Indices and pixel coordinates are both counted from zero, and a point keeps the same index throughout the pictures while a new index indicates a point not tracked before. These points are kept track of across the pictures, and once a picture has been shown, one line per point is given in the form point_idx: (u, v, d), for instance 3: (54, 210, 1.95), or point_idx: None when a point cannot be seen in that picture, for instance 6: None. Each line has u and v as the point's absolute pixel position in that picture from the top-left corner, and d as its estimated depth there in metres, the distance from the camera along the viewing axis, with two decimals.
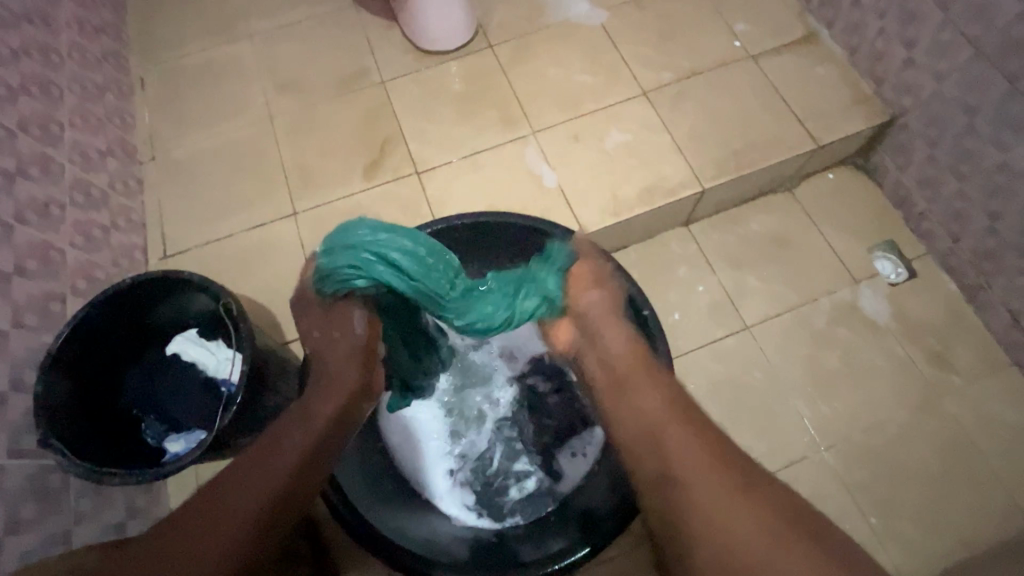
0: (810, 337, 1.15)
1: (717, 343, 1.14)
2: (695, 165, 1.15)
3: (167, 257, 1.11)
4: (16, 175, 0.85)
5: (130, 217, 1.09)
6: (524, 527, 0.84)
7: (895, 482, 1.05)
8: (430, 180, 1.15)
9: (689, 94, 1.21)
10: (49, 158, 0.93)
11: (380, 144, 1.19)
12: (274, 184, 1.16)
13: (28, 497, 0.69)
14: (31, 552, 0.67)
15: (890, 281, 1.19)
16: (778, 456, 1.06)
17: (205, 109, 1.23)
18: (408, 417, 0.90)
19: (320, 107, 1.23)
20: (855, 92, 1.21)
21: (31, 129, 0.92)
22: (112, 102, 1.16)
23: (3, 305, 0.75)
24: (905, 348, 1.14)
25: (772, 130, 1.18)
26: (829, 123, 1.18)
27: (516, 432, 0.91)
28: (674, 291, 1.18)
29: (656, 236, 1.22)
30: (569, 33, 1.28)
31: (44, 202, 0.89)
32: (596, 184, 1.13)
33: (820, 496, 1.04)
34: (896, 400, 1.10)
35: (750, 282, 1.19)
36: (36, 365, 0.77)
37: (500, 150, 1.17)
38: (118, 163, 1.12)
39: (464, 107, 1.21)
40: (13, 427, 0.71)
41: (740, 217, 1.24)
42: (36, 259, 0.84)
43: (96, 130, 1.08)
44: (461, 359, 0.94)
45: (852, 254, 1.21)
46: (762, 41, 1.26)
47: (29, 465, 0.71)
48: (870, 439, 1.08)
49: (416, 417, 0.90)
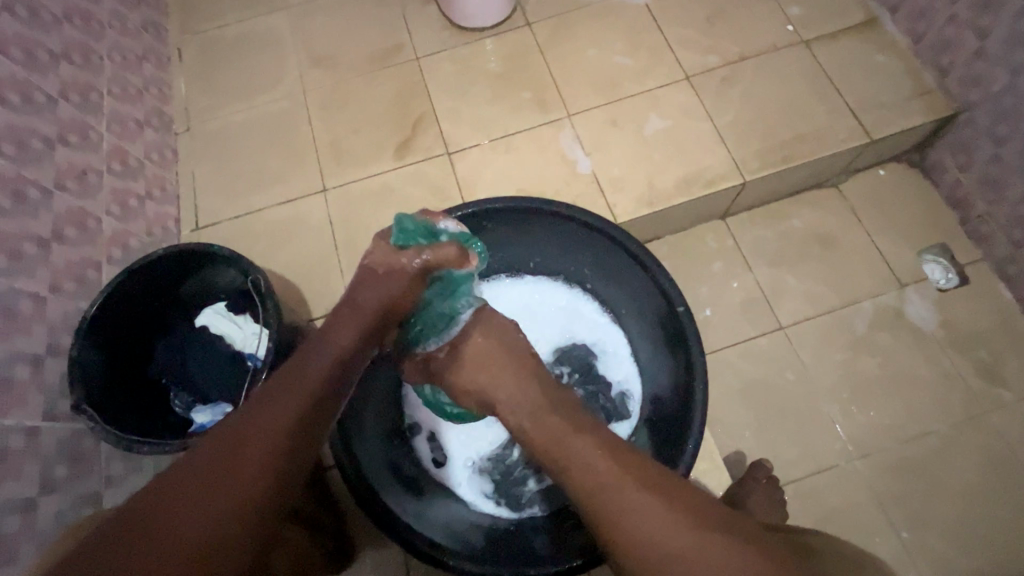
0: (849, 341, 1.09)
1: (748, 342, 1.10)
2: (737, 156, 1.10)
3: (199, 229, 1.12)
4: (56, 142, 0.86)
5: (165, 187, 1.11)
6: (541, 518, 0.83)
7: (931, 498, 1.00)
8: (461, 162, 1.13)
9: (736, 80, 1.15)
10: (87, 125, 0.94)
11: (412, 122, 1.17)
12: (305, 160, 1.16)
13: (62, 459, 0.71)
14: (63, 511, 0.69)
15: (940, 286, 1.12)
16: (806, 462, 1.02)
17: (240, 81, 1.23)
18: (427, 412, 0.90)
19: (353, 83, 1.21)
20: (917, 83, 1.13)
21: (72, 97, 0.93)
22: (150, 72, 1.17)
23: (42, 270, 0.77)
24: (951, 358, 1.08)
25: (822, 121, 1.11)
26: (884, 115, 1.11)
27: None
28: (707, 286, 1.14)
29: (692, 228, 1.18)
30: (611, 11, 1.23)
31: (83, 170, 0.90)
32: (632, 172, 1.09)
33: (849, 507, 1.00)
34: (938, 412, 1.04)
35: (787, 281, 1.14)
36: (72, 331, 0.79)
37: (534, 133, 1.14)
38: (155, 134, 1.13)
39: (500, 86, 1.18)
40: (50, 390, 0.72)
41: (781, 212, 1.19)
42: (74, 226, 0.85)
43: (134, 99, 1.09)
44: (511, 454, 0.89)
45: (900, 256, 1.15)
46: (818, 26, 1.19)
47: (63, 428, 0.73)
48: (907, 451, 1.02)
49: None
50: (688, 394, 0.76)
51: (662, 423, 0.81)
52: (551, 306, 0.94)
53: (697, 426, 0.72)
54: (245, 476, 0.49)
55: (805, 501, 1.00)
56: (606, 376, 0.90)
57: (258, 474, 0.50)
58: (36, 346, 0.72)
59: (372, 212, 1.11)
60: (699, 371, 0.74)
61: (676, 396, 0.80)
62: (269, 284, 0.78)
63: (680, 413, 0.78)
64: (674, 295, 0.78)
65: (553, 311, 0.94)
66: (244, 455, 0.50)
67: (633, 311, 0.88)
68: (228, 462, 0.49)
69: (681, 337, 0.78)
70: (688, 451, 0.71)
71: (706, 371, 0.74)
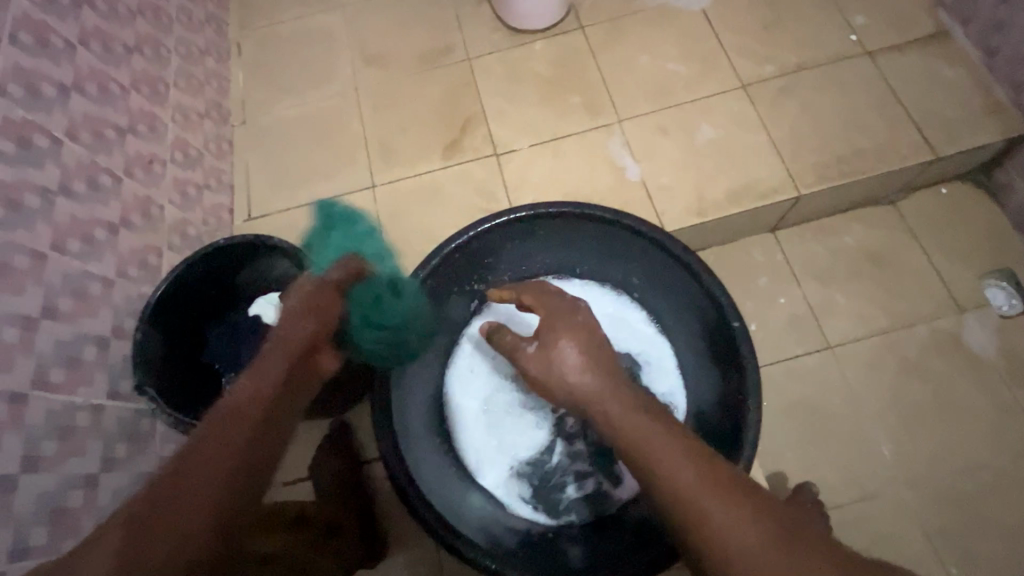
0: (901, 364, 1.05)
1: (795, 360, 1.07)
2: (792, 169, 1.07)
3: (251, 219, 1.15)
4: (126, 131, 0.89)
5: (220, 177, 1.14)
6: (578, 527, 0.83)
7: (986, 535, 0.95)
8: (508, 163, 1.13)
9: (793, 91, 1.12)
10: (154, 116, 0.98)
11: (461, 123, 1.17)
12: (355, 156, 1.18)
13: (121, 438, 0.74)
14: (121, 488, 0.72)
15: (1002, 313, 1.07)
16: (850, 488, 0.99)
17: (296, 77, 1.26)
18: (463, 415, 0.90)
19: (404, 82, 1.22)
20: (987, 100, 1.08)
21: (141, 88, 0.96)
22: (211, 65, 1.21)
23: (111, 254, 0.80)
24: (1011, 389, 1.02)
25: (883, 136, 1.08)
26: (951, 132, 1.07)
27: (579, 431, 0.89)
28: (753, 300, 1.11)
29: (739, 240, 1.16)
30: (666, 17, 1.21)
31: (149, 159, 0.93)
32: (681, 182, 1.07)
33: (896, 537, 0.95)
34: (996, 445, 0.99)
35: (838, 299, 1.10)
36: (134, 314, 0.82)
37: (582, 138, 1.13)
38: (214, 126, 1.17)
39: (550, 90, 1.18)
40: (114, 370, 0.75)
41: (833, 227, 1.15)
42: (140, 213, 0.88)
43: (196, 91, 1.13)
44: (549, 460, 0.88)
45: (959, 279, 1.10)
46: (883, 37, 1.14)
47: (123, 408, 0.75)
48: (961, 484, 0.98)
49: (486, 393, 0.91)
50: (739, 412, 0.75)
51: (709, 439, 0.80)
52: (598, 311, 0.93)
53: (748, 447, 0.70)
54: (175, 535, 0.44)
55: (847, 528, 0.96)
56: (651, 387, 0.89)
57: (188, 533, 0.45)
58: (102, 327, 0.75)
59: (417, 210, 1.12)
60: (752, 390, 0.72)
61: (724, 414, 0.79)
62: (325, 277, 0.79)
63: (729, 432, 0.77)
64: (729, 311, 0.77)
65: (598, 317, 0.93)
66: (169, 516, 0.45)
67: (683, 323, 0.87)
68: (154, 528, 0.44)
69: (733, 354, 0.77)
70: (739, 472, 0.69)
71: (759, 392, 0.72)
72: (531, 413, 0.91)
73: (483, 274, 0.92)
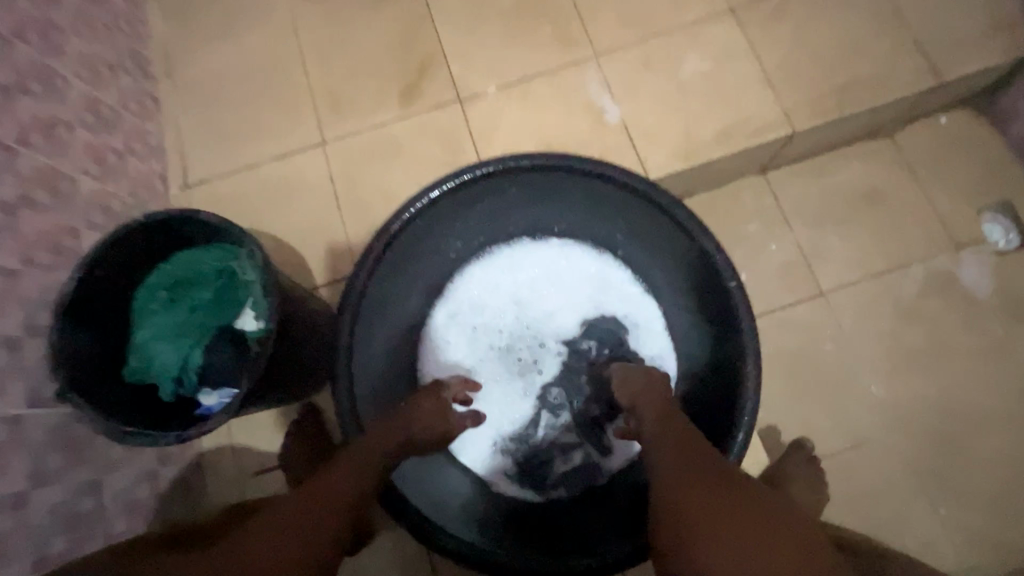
0: (894, 308, 1.01)
1: (786, 309, 1.02)
2: (786, 102, 0.97)
3: (189, 187, 1.02)
4: (14, 91, 0.75)
5: (146, 140, 1.00)
6: (568, 501, 0.79)
7: (976, 474, 0.93)
8: (473, 110, 1.01)
9: (787, 14, 1.01)
10: (51, 70, 0.83)
11: (419, 65, 1.04)
12: (301, 109, 1.04)
13: (54, 448, 0.66)
14: (59, 502, 0.65)
15: (998, 249, 1.03)
16: (841, 436, 0.96)
17: (224, 18, 1.09)
18: None
19: (350, 19, 1.07)
20: (996, 16, 0.98)
21: (28, 36, 0.80)
22: (120, 7, 1.03)
23: (12, 239, 0.68)
24: (1005, 327, 0.99)
25: (884, 62, 0.98)
26: (956, 54, 0.97)
27: (564, 401, 0.84)
28: (743, 248, 1.05)
29: (727, 184, 1.07)
30: None
31: (50, 123, 0.80)
32: (666, 123, 0.97)
33: (886, 482, 0.94)
34: (988, 384, 0.97)
35: (831, 243, 1.04)
36: (51, 306, 0.71)
37: (555, 76, 1.01)
38: (132, 80, 1.01)
39: (517, 22, 1.04)
40: (32, 374, 0.65)
41: (826, 166, 1.08)
42: (45, 189, 0.76)
43: (103, 39, 0.96)
44: (535, 433, 0.83)
45: (955, 215, 1.05)
46: None
47: (49, 416, 0.66)
48: (953, 425, 0.96)
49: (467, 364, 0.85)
50: (736, 376, 0.68)
51: (704, 406, 0.75)
52: (580, 273, 0.88)
53: (746, 419, 0.65)
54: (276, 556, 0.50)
55: (838, 476, 0.94)
56: (639, 350, 0.84)
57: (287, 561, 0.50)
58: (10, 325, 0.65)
59: (375, 168, 1.00)
60: (750, 357, 0.66)
61: (719, 381, 0.73)
62: (265, 253, 0.64)
63: (725, 402, 0.71)
64: (724, 272, 0.69)
65: (579, 280, 0.87)
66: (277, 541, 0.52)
67: (671, 280, 0.80)
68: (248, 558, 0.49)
69: (728, 318, 0.70)
70: (735, 446, 0.64)
71: (758, 358, 0.66)
72: (514, 385, 0.85)
73: (451, 239, 0.83)
